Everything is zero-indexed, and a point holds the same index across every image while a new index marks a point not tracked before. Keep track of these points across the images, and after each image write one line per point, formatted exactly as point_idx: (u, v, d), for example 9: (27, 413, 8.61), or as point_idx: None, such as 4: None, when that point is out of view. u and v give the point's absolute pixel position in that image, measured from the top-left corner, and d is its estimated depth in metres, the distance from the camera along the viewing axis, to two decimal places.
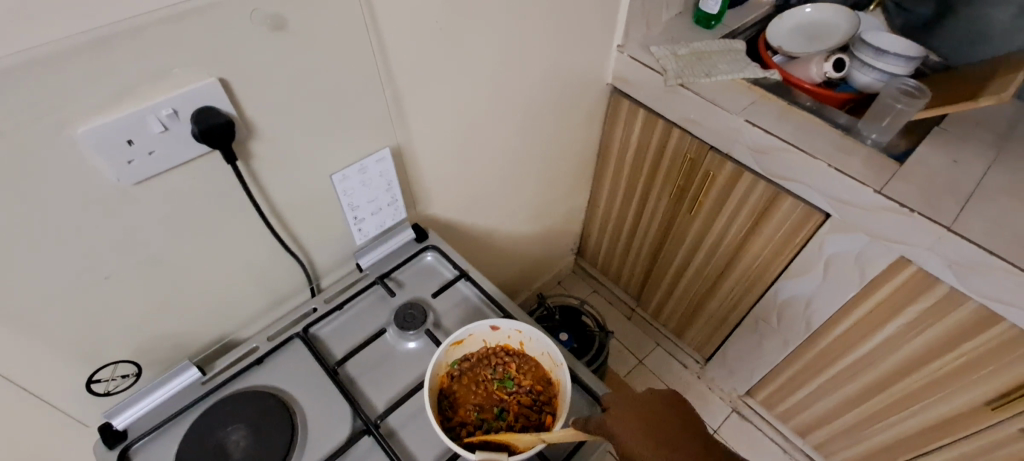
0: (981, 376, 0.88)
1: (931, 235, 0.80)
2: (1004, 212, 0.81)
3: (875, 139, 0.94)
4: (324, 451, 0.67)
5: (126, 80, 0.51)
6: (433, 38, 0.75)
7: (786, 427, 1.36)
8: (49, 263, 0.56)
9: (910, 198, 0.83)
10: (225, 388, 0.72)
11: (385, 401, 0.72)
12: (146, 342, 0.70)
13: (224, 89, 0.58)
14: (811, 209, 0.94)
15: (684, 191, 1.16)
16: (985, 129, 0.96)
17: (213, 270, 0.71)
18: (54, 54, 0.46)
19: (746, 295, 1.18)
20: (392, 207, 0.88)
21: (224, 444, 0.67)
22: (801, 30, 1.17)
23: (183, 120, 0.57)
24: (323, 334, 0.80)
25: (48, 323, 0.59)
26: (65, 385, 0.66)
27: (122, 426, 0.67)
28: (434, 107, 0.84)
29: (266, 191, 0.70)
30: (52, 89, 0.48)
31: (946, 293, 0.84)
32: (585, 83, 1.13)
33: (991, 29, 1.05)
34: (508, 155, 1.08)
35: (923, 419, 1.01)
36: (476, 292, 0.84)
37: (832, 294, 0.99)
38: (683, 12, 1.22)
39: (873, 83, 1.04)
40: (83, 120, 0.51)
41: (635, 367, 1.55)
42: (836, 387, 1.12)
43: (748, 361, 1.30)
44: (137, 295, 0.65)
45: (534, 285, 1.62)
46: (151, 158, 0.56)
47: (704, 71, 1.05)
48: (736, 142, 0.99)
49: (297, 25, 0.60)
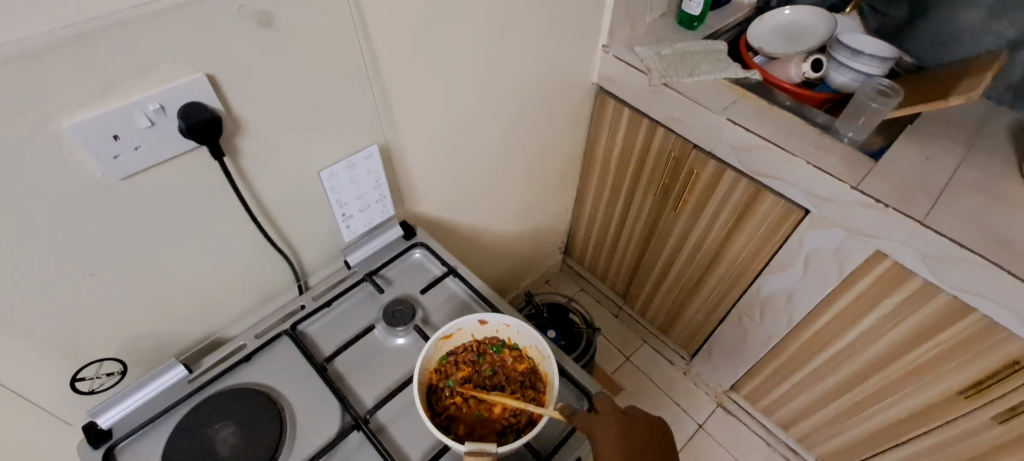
0: (954, 367, 0.91)
1: (906, 229, 0.83)
2: (974, 207, 0.84)
3: (852, 137, 0.97)
4: (313, 446, 0.67)
5: (113, 74, 0.51)
6: (421, 36, 0.76)
7: (769, 421, 1.38)
8: (34, 259, 0.55)
9: (886, 194, 0.85)
10: (212, 385, 0.72)
11: (374, 396, 0.72)
12: (131, 339, 0.69)
13: (212, 85, 0.58)
14: (791, 205, 0.96)
15: (668, 188, 1.18)
16: (957, 128, 0.99)
17: (200, 267, 0.71)
18: (39, 47, 0.46)
19: (729, 291, 1.20)
20: (380, 204, 0.88)
21: (211, 441, 0.66)
22: (781, 31, 1.20)
23: (171, 115, 0.57)
24: (311, 331, 0.80)
25: (32, 320, 0.59)
26: (49, 384, 0.65)
27: (106, 425, 0.67)
28: (422, 105, 0.85)
29: (254, 188, 0.70)
30: (38, 83, 0.47)
31: (921, 286, 0.87)
32: (571, 83, 1.14)
33: (962, 31, 1.09)
34: (494, 153, 1.09)
35: (900, 410, 1.04)
36: (464, 288, 0.85)
37: (812, 288, 1.02)
38: (666, 13, 1.24)
39: (850, 83, 1.06)
40: (69, 115, 0.50)
41: (622, 364, 1.57)
42: (817, 380, 1.14)
43: (733, 356, 1.32)
44: (122, 292, 0.65)
45: (521, 284, 1.62)
46: (138, 153, 0.56)
47: (687, 71, 1.07)
48: (718, 140, 1.01)
49: (286, 22, 0.60)
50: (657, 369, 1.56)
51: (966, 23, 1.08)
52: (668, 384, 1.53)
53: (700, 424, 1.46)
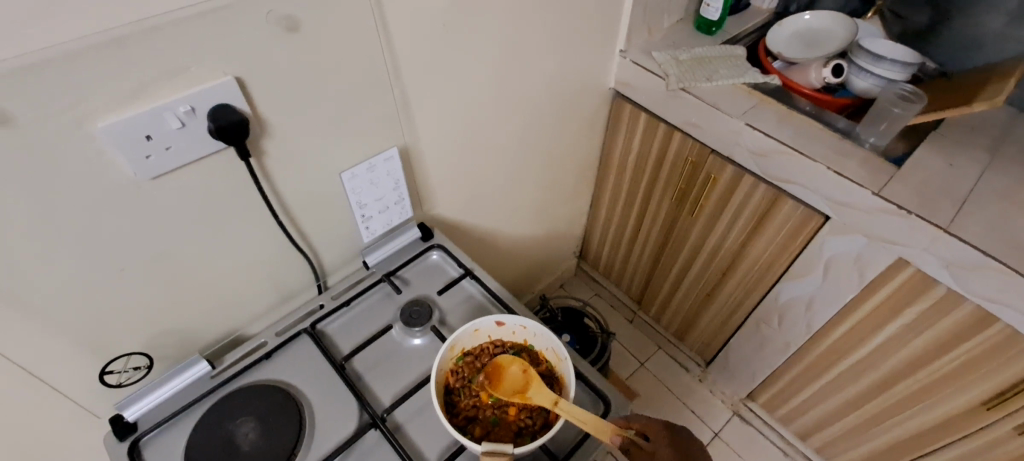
0: (978, 377, 0.89)
1: (929, 236, 0.82)
2: (999, 214, 0.83)
3: (873, 143, 0.96)
4: (332, 443, 0.68)
5: (146, 77, 0.53)
6: (440, 39, 0.77)
7: (787, 430, 1.36)
8: (68, 255, 0.57)
9: (909, 200, 0.84)
10: (233, 382, 0.74)
11: (391, 395, 0.73)
12: (156, 334, 0.71)
13: (240, 87, 0.60)
14: (810, 211, 0.95)
15: (686, 193, 1.17)
16: (981, 134, 0.97)
17: (223, 265, 0.72)
18: (79, 51, 0.48)
19: (748, 297, 1.18)
20: (399, 206, 0.90)
21: (233, 436, 0.68)
22: (801, 36, 1.18)
23: (200, 117, 0.58)
24: (330, 330, 0.81)
25: (63, 314, 0.61)
26: (79, 376, 0.67)
27: (132, 418, 0.68)
28: (440, 108, 0.86)
29: (277, 188, 0.71)
30: (75, 84, 0.49)
31: (944, 294, 0.85)
32: (588, 88, 1.15)
33: (986, 36, 1.07)
34: (510, 156, 1.09)
35: (923, 421, 1.02)
36: (480, 290, 0.85)
37: (831, 294, 1.00)
38: (684, 18, 1.23)
39: (872, 88, 1.06)
40: (105, 116, 0.52)
41: (636, 370, 1.56)
42: (836, 389, 1.12)
43: (750, 363, 1.30)
44: (151, 287, 0.66)
45: (536, 288, 1.63)
46: (169, 153, 0.58)
47: (705, 76, 1.07)
48: (738, 145, 1.01)
49: (311, 27, 0.62)
50: (672, 375, 1.55)
51: (989, 28, 1.06)
52: (683, 391, 1.52)
53: (716, 432, 1.45)
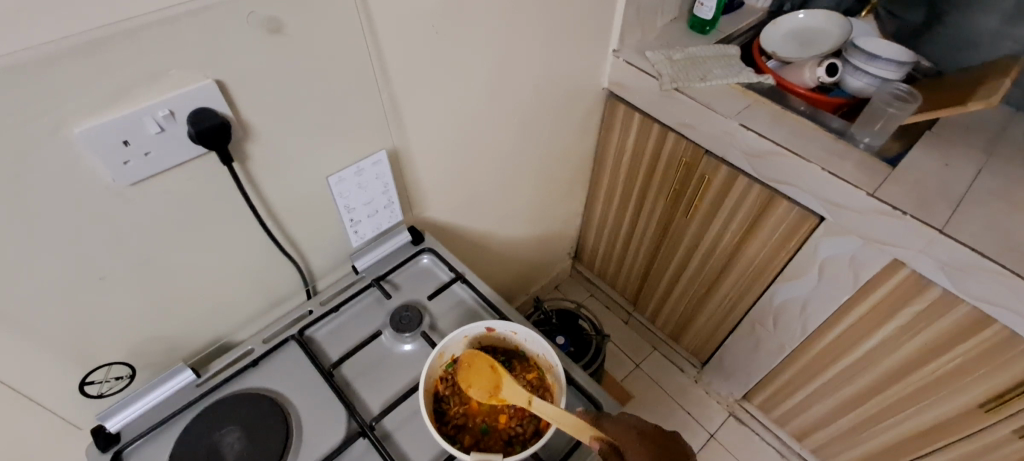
0: (974, 379, 0.88)
1: (924, 237, 0.81)
2: (994, 215, 0.82)
3: (868, 143, 0.96)
4: (319, 453, 0.67)
5: (122, 81, 0.52)
6: (429, 40, 0.76)
7: (783, 431, 1.36)
8: (43, 264, 0.56)
9: (904, 201, 0.83)
10: (219, 391, 0.72)
11: (380, 402, 0.71)
12: (139, 343, 0.70)
13: (222, 91, 0.58)
14: (806, 212, 0.94)
15: (680, 193, 1.16)
16: (976, 134, 0.97)
17: (208, 272, 0.71)
18: (50, 55, 0.46)
19: (744, 297, 1.17)
20: (388, 210, 0.88)
21: (218, 446, 0.67)
22: (795, 35, 1.18)
23: (180, 122, 0.57)
24: (319, 336, 0.80)
25: (40, 324, 0.59)
26: (59, 387, 0.65)
27: (114, 429, 0.67)
28: (430, 111, 0.84)
29: (263, 193, 0.70)
30: (46, 89, 0.48)
31: (939, 295, 0.85)
32: (581, 88, 1.14)
33: (980, 35, 1.06)
34: (502, 157, 1.08)
35: (919, 422, 1.01)
36: (472, 294, 0.84)
37: (826, 295, 1.00)
38: (678, 18, 1.22)
39: (866, 87, 1.05)
40: (80, 121, 0.51)
41: (632, 371, 1.55)
42: (832, 390, 1.12)
43: (746, 364, 1.30)
44: (132, 296, 0.65)
45: (530, 290, 1.62)
46: (148, 159, 0.57)
47: (699, 76, 1.06)
48: (732, 146, 1.00)
49: (295, 28, 0.60)
50: (668, 376, 1.54)
51: (983, 27, 1.06)
52: (679, 392, 1.51)
53: (712, 433, 1.44)
